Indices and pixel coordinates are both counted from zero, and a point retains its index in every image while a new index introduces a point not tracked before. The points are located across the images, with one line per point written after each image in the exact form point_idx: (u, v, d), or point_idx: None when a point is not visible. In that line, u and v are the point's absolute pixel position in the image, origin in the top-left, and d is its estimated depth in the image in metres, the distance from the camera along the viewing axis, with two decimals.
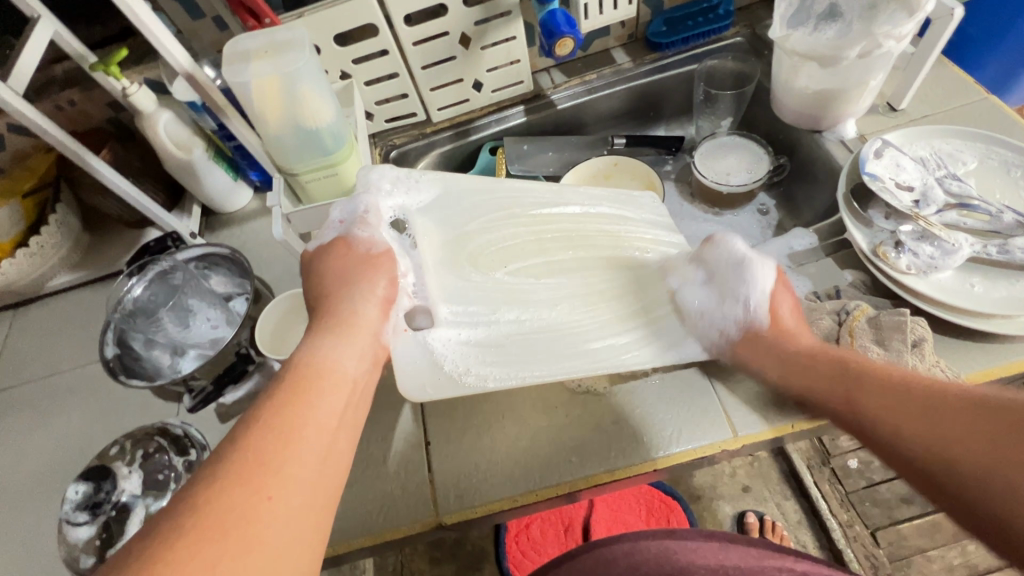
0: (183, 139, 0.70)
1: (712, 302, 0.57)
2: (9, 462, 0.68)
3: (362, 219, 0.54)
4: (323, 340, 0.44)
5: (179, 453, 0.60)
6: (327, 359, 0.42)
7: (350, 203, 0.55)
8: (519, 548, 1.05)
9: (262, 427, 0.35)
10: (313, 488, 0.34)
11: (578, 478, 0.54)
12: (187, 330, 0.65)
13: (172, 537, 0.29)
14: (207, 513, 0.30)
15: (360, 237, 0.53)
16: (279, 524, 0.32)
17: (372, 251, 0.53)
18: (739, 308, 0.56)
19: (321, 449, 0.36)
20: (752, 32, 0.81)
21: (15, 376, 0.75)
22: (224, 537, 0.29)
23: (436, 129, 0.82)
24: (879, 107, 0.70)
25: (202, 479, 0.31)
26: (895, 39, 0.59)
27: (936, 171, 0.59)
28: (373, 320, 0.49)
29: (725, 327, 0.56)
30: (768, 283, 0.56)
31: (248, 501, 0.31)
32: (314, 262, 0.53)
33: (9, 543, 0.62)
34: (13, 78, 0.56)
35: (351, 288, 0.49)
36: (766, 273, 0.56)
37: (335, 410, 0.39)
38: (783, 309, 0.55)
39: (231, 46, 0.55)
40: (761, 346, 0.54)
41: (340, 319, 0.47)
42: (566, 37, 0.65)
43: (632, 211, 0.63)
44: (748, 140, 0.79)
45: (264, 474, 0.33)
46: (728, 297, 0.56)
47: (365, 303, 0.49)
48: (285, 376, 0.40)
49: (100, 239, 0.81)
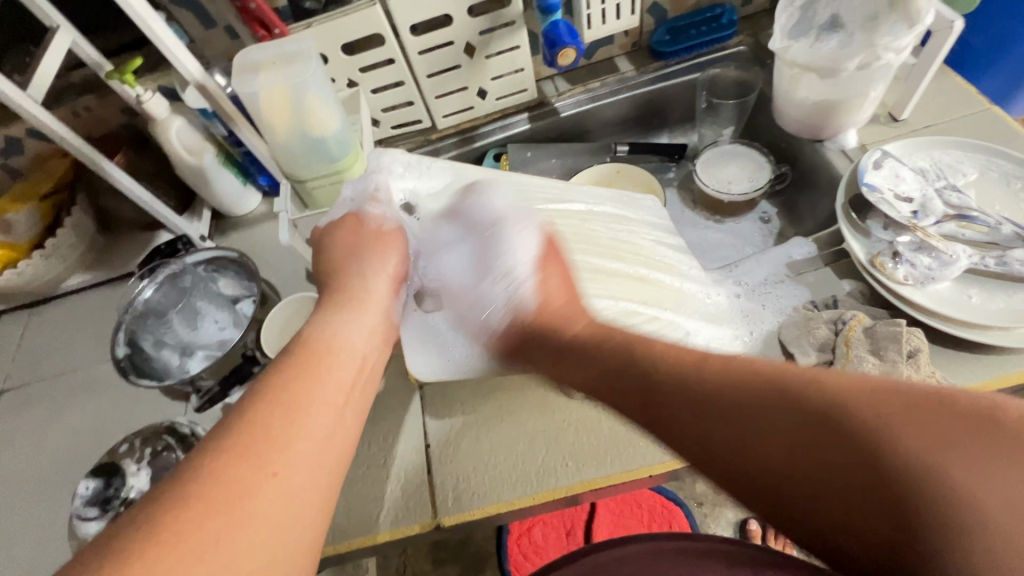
0: (195, 145, 0.72)
1: (466, 268, 0.58)
2: (24, 457, 0.70)
3: (373, 198, 0.57)
4: (334, 314, 0.46)
5: (185, 452, 0.61)
6: (335, 335, 0.44)
7: (362, 181, 0.58)
8: (521, 551, 1.06)
9: (268, 404, 0.36)
10: (316, 464, 0.35)
11: (574, 481, 0.55)
12: (196, 331, 0.69)
13: (178, 506, 0.30)
14: (214, 487, 0.31)
15: (370, 215, 0.56)
16: (283, 499, 0.33)
17: (382, 228, 0.55)
18: (498, 284, 0.55)
19: (325, 426, 0.37)
20: (755, 41, 0.82)
21: (31, 373, 0.77)
22: (229, 510, 0.30)
23: (441, 136, 0.83)
24: (880, 117, 0.70)
25: (210, 452, 0.32)
26: (895, 51, 0.60)
27: (936, 181, 0.59)
28: (383, 296, 0.50)
29: (494, 309, 0.55)
30: (530, 251, 0.55)
31: (254, 475, 0.32)
32: (325, 238, 0.55)
33: (23, 536, 0.64)
34: (33, 87, 0.58)
35: (362, 265, 0.51)
36: (528, 240, 0.56)
37: (341, 389, 0.40)
38: (546, 290, 0.53)
39: (241, 56, 0.57)
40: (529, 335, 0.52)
41: (349, 295, 0.48)
42: (569, 47, 0.66)
43: (633, 211, 0.66)
44: (749, 149, 0.79)
45: (270, 451, 0.34)
46: (492, 274, 0.56)
47: (374, 281, 0.51)
48: (292, 354, 0.41)
49: (114, 241, 0.83)
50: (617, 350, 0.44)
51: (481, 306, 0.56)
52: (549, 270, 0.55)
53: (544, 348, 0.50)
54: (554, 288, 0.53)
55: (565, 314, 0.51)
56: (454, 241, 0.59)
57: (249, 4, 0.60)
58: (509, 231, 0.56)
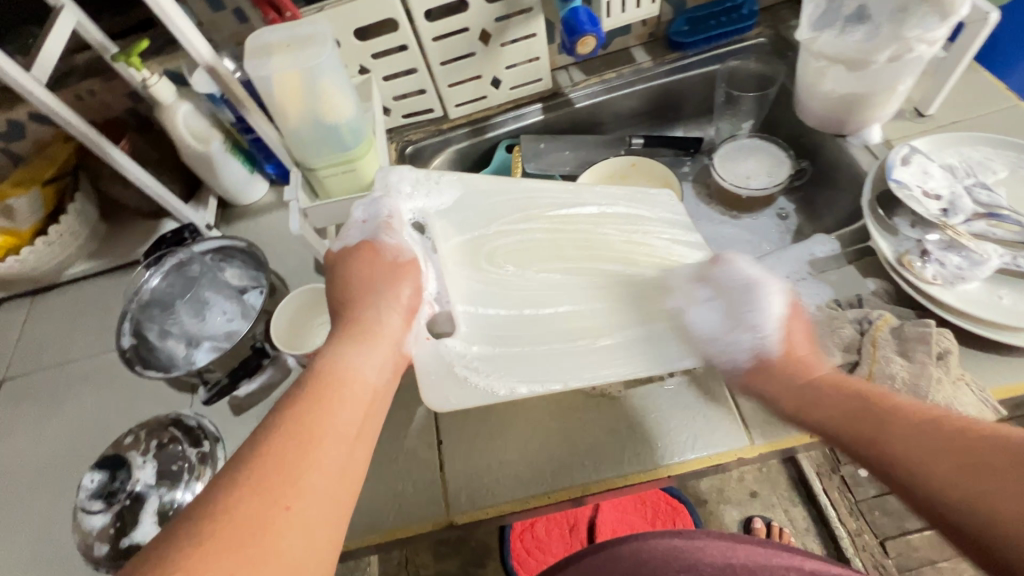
0: (202, 131, 0.70)
1: (719, 322, 0.54)
2: (24, 448, 0.69)
3: (387, 225, 0.54)
4: (346, 346, 0.45)
5: (192, 445, 0.60)
6: (347, 365, 0.43)
7: (374, 204, 0.55)
8: (524, 546, 1.05)
9: (283, 435, 0.35)
10: (329, 498, 0.35)
11: (591, 480, 0.54)
12: (203, 322, 0.67)
13: (191, 543, 0.29)
14: (226, 523, 0.30)
15: (386, 245, 0.53)
16: (296, 536, 0.32)
17: (398, 259, 0.53)
18: (750, 333, 0.52)
19: (338, 457, 0.36)
20: (776, 32, 0.80)
21: (32, 362, 0.76)
22: (241, 548, 0.30)
23: (452, 125, 0.81)
24: (906, 112, 0.68)
25: (223, 485, 0.32)
26: (927, 44, 0.58)
27: (965, 179, 0.58)
28: (396, 330, 0.49)
29: (737, 356, 0.52)
30: (782, 311, 0.52)
31: (267, 511, 0.32)
32: (338, 264, 0.53)
33: (26, 526, 0.63)
34: (37, 67, 0.56)
35: (378, 298, 0.50)
36: (777, 299, 0.53)
37: (353, 421, 0.39)
38: (792, 338, 0.51)
39: (253, 39, 0.55)
40: (774, 377, 0.49)
41: (363, 326, 0.47)
42: (589, 35, 0.64)
43: (647, 210, 0.62)
44: (768, 143, 0.78)
45: (283, 483, 0.33)
46: (739, 326, 0.53)
47: (386, 312, 0.49)
48: (307, 384, 0.40)
49: (117, 228, 0.81)
50: (839, 404, 0.43)
51: (726, 353, 0.53)
52: (798, 321, 0.52)
53: (782, 382, 0.49)
54: (798, 335, 0.51)
55: (806, 361, 0.49)
56: (700, 298, 0.56)
57: None
58: (765, 290, 0.53)
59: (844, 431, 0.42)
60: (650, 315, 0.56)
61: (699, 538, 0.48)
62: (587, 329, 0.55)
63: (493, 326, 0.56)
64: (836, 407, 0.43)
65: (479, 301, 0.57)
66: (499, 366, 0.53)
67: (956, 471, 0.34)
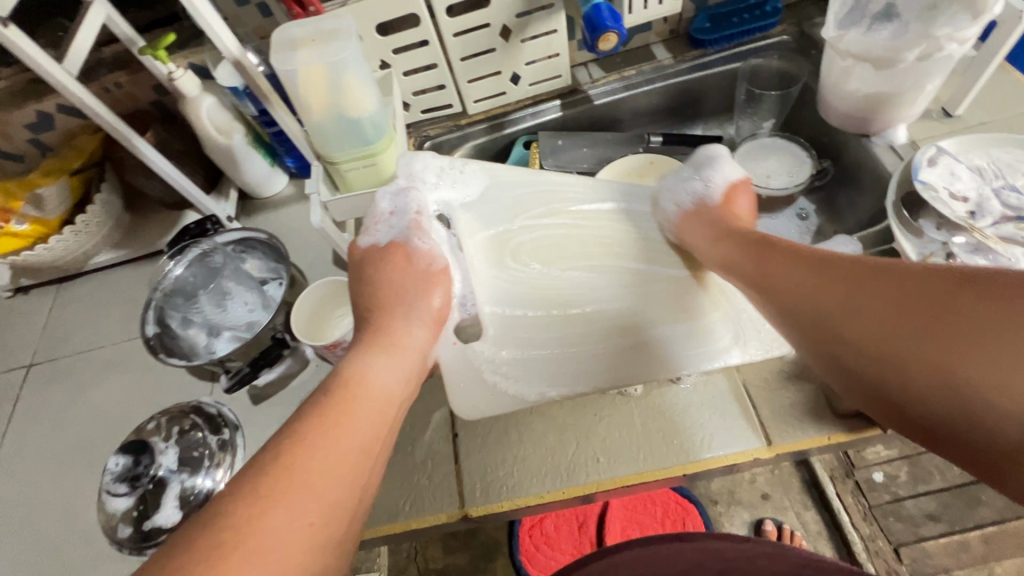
0: (224, 124, 0.71)
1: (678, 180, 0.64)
2: (50, 432, 0.71)
3: (417, 228, 0.58)
4: (364, 355, 0.46)
5: (213, 432, 0.61)
6: (370, 375, 0.44)
7: (401, 196, 0.58)
8: (532, 542, 1.06)
9: (307, 447, 0.36)
10: (346, 515, 0.36)
11: (605, 477, 0.54)
12: (223, 312, 0.68)
13: (216, 552, 0.29)
14: (252, 534, 0.31)
15: (419, 249, 0.58)
16: (317, 551, 0.33)
17: (431, 267, 0.57)
18: (703, 188, 0.62)
19: (356, 474, 0.37)
20: (800, 29, 0.78)
21: (58, 349, 0.78)
22: (268, 561, 0.30)
23: (471, 121, 0.81)
24: (933, 112, 0.67)
25: (245, 494, 0.32)
26: (958, 42, 0.57)
27: (993, 181, 0.57)
28: (419, 345, 0.51)
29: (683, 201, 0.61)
30: (731, 180, 0.63)
31: (292, 525, 0.32)
32: (368, 271, 0.56)
33: (51, 508, 0.65)
34: (68, 60, 0.57)
35: (410, 306, 0.53)
36: (730, 170, 0.64)
37: (371, 437, 0.40)
38: (735, 206, 0.61)
39: (279, 33, 0.56)
40: (703, 221, 0.58)
41: (391, 339, 0.49)
42: (612, 31, 0.64)
43: (662, 210, 0.61)
44: (791, 143, 0.77)
45: (309, 497, 0.34)
46: (693, 181, 0.63)
47: (413, 324, 0.52)
48: (329, 394, 0.41)
49: (141, 219, 0.83)
50: (739, 248, 0.52)
51: (676, 198, 0.61)
52: (743, 193, 0.63)
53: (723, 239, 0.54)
54: (740, 207, 0.62)
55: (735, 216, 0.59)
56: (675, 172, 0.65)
57: None
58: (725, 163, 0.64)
59: (746, 272, 0.50)
60: (674, 314, 0.55)
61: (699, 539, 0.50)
62: (622, 326, 0.55)
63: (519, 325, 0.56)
64: (735, 253, 0.52)
65: (505, 299, 0.57)
66: (531, 371, 0.54)
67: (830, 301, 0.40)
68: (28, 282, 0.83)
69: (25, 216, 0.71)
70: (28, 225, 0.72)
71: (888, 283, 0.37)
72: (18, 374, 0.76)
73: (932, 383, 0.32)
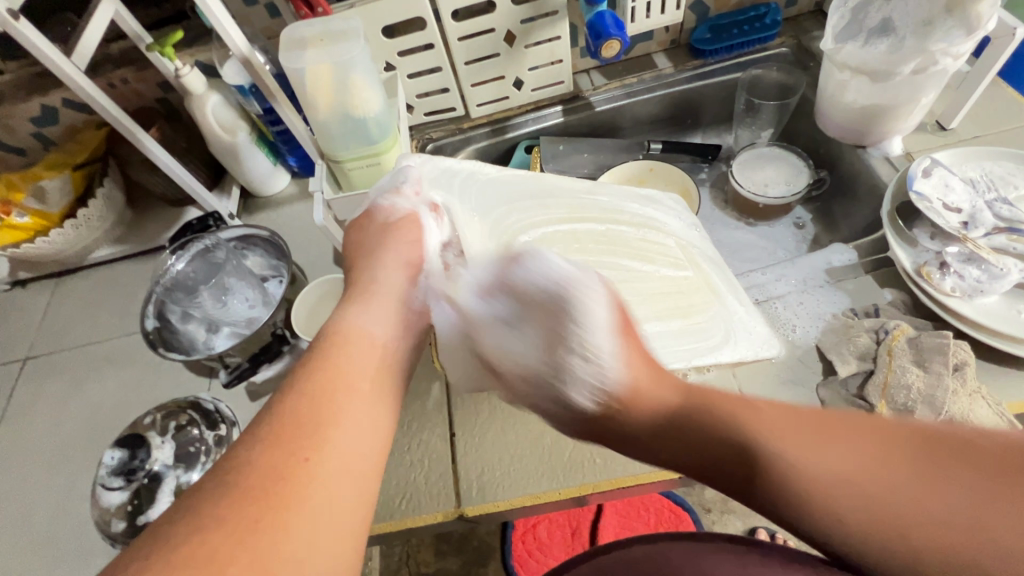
0: (229, 122, 0.71)
1: (532, 345, 0.46)
2: (46, 426, 0.70)
3: (397, 190, 0.56)
4: (348, 306, 0.46)
5: (209, 428, 0.61)
6: (353, 325, 0.43)
7: (393, 176, 0.58)
8: (525, 547, 1.06)
9: (297, 394, 0.36)
10: (348, 449, 0.35)
11: (602, 478, 0.54)
12: (223, 307, 0.66)
13: (219, 493, 0.30)
14: (250, 474, 0.31)
15: (381, 206, 0.56)
16: (318, 484, 0.32)
17: (393, 220, 0.54)
18: (576, 360, 0.43)
19: (353, 413, 0.37)
20: (798, 43, 0.80)
21: (56, 342, 0.77)
22: (266, 496, 0.30)
23: (473, 125, 0.82)
24: (927, 125, 0.68)
25: (246, 443, 0.33)
26: (952, 57, 0.59)
27: (986, 193, 0.58)
28: (395, 286, 0.48)
29: (575, 392, 0.44)
30: (605, 320, 0.44)
31: (287, 462, 0.32)
32: (346, 233, 0.56)
33: (46, 502, 0.65)
34: (76, 53, 0.58)
35: (380, 259, 0.50)
36: (597, 306, 0.44)
37: (365, 378, 0.39)
38: (632, 362, 0.43)
39: (288, 32, 0.57)
40: (608, 422, 0.43)
41: (363, 285, 0.47)
42: (614, 39, 0.65)
43: (662, 215, 0.63)
44: (788, 152, 0.78)
45: (302, 436, 0.34)
46: (568, 354, 0.43)
47: (389, 270, 0.49)
48: (315, 346, 0.41)
49: (143, 215, 0.83)
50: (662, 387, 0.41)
51: (553, 383, 0.45)
52: (631, 336, 0.44)
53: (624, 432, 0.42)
54: (630, 356, 0.43)
55: (655, 393, 0.41)
56: (507, 314, 0.48)
57: None
58: (579, 293, 0.45)
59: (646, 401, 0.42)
60: (665, 312, 0.56)
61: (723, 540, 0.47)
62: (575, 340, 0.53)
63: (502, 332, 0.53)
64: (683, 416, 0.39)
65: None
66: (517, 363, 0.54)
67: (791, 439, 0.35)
68: (27, 275, 0.83)
69: (26, 208, 0.71)
70: (29, 217, 0.71)
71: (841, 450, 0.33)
72: (13, 367, 0.76)
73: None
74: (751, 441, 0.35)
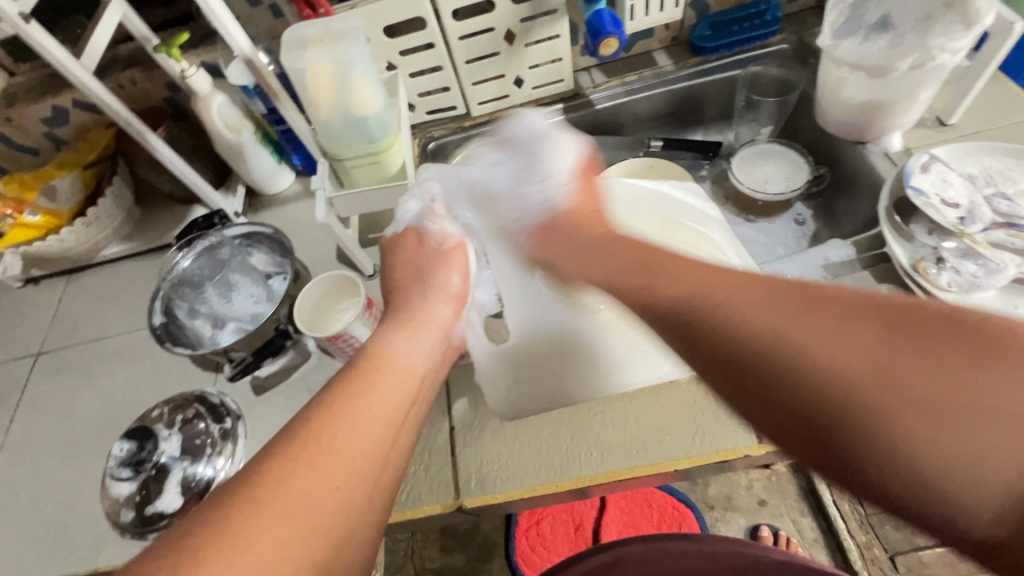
0: (235, 122, 0.73)
1: (508, 179, 0.59)
2: (57, 419, 0.72)
3: (431, 210, 0.63)
4: (393, 332, 0.48)
5: (215, 421, 0.63)
6: (396, 353, 0.46)
7: (421, 194, 0.63)
8: (528, 543, 1.06)
9: (333, 414, 0.37)
10: (372, 485, 0.36)
11: (598, 471, 0.55)
12: (230, 304, 0.69)
13: (250, 508, 0.31)
14: (284, 494, 0.32)
15: (431, 230, 0.62)
16: (344, 513, 0.34)
17: (443, 245, 0.61)
18: (540, 186, 0.56)
19: (382, 443, 0.38)
20: (799, 39, 0.80)
21: (68, 338, 0.79)
22: (297, 520, 0.31)
23: (474, 123, 0.83)
24: (927, 121, 0.68)
25: (281, 456, 0.34)
26: (949, 53, 0.58)
27: (985, 189, 0.58)
28: (442, 317, 0.54)
29: (524, 211, 0.57)
30: (572, 164, 0.58)
31: (320, 487, 0.33)
32: (387, 252, 0.61)
33: (58, 493, 0.66)
34: (85, 56, 0.59)
35: (427, 289, 0.56)
36: (568, 154, 0.58)
37: (397, 409, 0.41)
38: (581, 197, 0.55)
39: (290, 33, 0.58)
40: (562, 236, 0.52)
41: (414, 314, 0.52)
42: (612, 37, 0.65)
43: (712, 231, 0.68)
44: (789, 148, 0.78)
45: (334, 462, 0.35)
46: (533, 181, 0.57)
47: (436, 302, 0.55)
48: (357, 365, 0.43)
49: (151, 213, 0.85)
50: (610, 264, 0.45)
51: (522, 204, 0.57)
52: (586, 181, 0.57)
53: (573, 239, 0.51)
54: (582, 193, 0.55)
55: (595, 216, 0.53)
56: (493, 159, 0.61)
57: None
58: (557, 142, 0.59)
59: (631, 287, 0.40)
60: None
61: (745, 550, 0.52)
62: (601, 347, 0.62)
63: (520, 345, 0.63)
64: (613, 268, 0.44)
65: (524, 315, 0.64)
66: (546, 372, 0.62)
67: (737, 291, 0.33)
68: (40, 272, 0.85)
69: (37, 208, 0.73)
70: (41, 216, 0.73)
71: (796, 307, 0.31)
72: (26, 362, 0.78)
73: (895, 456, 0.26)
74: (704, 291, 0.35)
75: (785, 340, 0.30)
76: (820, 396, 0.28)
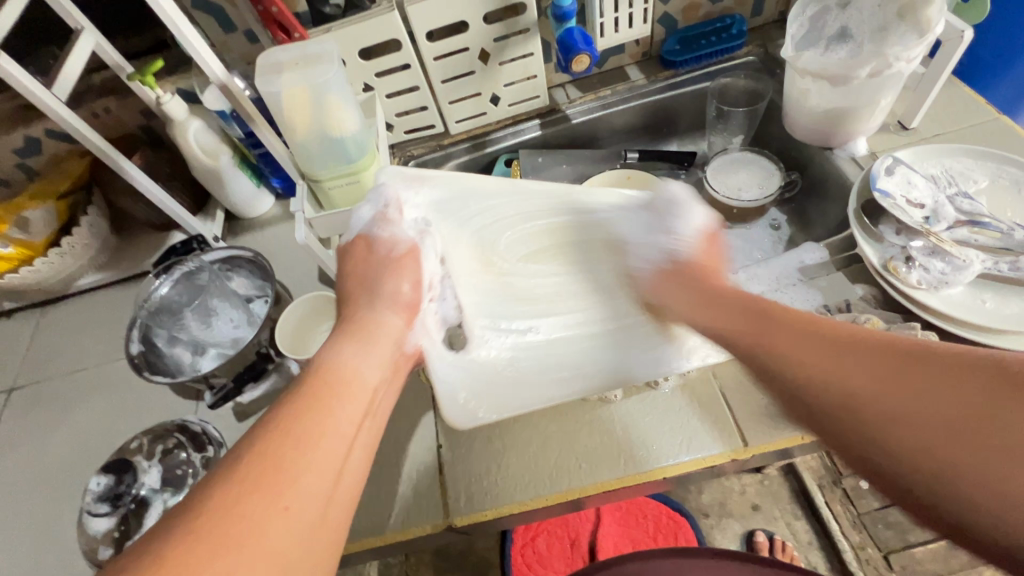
0: (211, 146, 0.73)
1: (644, 232, 0.60)
2: (33, 455, 0.70)
3: (383, 216, 0.57)
4: (344, 344, 0.47)
5: (197, 450, 0.61)
6: (347, 365, 0.45)
7: (372, 196, 0.57)
8: (524, 562, 1.04)
9: (279, 434, 0.37)
10: (326, 499, 0.36)
11: (588, 483, 0.54)
12: (209, 329, 0.67)
13: (188, 541, 0.30)
14: (225, 519, 0.31)
15: (381, 237, 0.57)
16: (292, 533, 0.33)
17: (392, 252, 0.56)
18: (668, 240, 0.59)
19: (334, 458, 0.37)
20: (764, 51, 0.83)
21: (43, 371, 0.77)
22: (238, 548, 0.31)
23: (453, 141, 0.84)
24: (890, 125, 0.71)
25: (224, 484, 0.33)
26: (905, 61, 0.61)
27: (947, 189, 0.60)
28: (394, 328, 0.51)
29: (654, 260, 0.59)
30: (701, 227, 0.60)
31: (264, 511, 0.33)
32: (338, 260, 0.57)
33: (34, 532, 0.64)
34: (57, 85, 0.58)
35: (374, 301, 0.53)
36: (697, 218, 0.60)
37: (352, 420, 0.40)
38: (704, 253, 0.58)
39: (264, 59, 0.58)
40: (677, 281, 0.56)
41: (363, 326, 0.50)
42: (583, 54, 0.67)
43: None
44: (760, 156, 0.80)
45: (279, 486, 0.34)
46: (661, 236, 0.59)
47: (386, 312, 0.52)
48: (305, 384, 0.41)
49: (127, 241, 0.84)
50: (728, 315, 0.48)
51: (645, 258, 0.60)
52: (713, 240, 0.60)
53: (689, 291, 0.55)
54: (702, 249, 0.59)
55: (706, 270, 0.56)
56: (632, 220, 0.61)
57: (271, 7, 0.61)
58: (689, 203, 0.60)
59: (742, 343, 0.44)
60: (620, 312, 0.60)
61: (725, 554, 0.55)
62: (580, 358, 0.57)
63: (571, 344, 0.59)
64: (723, 314, 0.49)
65: (490, 314, 0.59)
66: (514, 382, 0.57)
67: (839, 363, 0.37)
68: (13, 305, 0.83)
69: (10, 239, 0.71)
70: (13, 248, 0.71)
71: (913, 382, 0.34)
72: None
73: (967, 492, 0.30)
74: (816, 356, 0.38)
75: (895, 419, 0.33)
76: (918, 455, 0.32)
